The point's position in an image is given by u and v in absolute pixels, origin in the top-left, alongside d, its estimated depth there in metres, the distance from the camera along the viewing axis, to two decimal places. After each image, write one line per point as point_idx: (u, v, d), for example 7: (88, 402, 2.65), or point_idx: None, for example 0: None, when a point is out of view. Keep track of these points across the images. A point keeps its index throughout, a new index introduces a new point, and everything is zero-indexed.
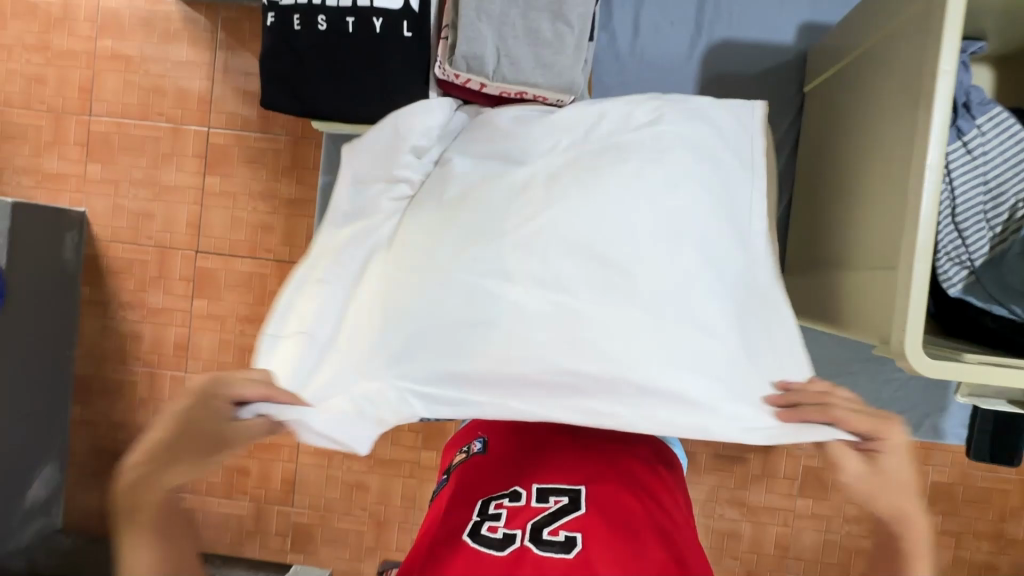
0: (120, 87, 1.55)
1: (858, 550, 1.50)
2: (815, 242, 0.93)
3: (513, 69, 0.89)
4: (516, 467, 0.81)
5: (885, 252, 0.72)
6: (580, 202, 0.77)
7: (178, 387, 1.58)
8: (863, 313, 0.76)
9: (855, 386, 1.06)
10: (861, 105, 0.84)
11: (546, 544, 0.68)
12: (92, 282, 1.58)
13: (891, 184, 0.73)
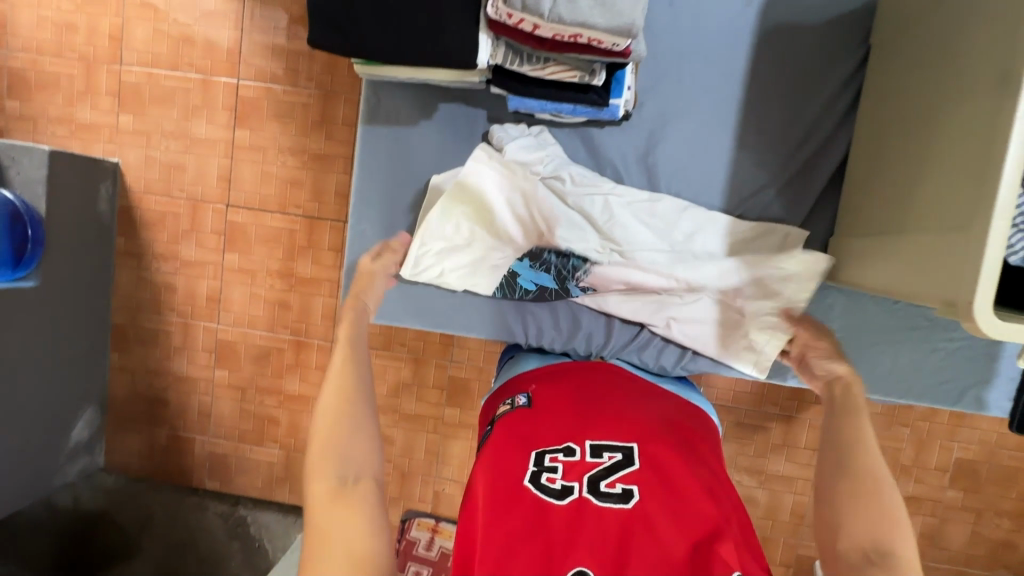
0: (149, 36, 1.54)
1: None
2: (872, 202, 0.89)
3: (572, 9, 0.75)
4: (567, 420, 0.80)
5: (957, 215, 0.69)
6: (630, 229, 1.00)
7: (211, 338, 1.62)
8: (921, 276, 0.74)
9: (894, 361, 1.01)
10: (940, 54, 0.79)
11: (604, 496, 0.69)
12: (127, 233, 1.61)
13: (972, 142, 0.70)
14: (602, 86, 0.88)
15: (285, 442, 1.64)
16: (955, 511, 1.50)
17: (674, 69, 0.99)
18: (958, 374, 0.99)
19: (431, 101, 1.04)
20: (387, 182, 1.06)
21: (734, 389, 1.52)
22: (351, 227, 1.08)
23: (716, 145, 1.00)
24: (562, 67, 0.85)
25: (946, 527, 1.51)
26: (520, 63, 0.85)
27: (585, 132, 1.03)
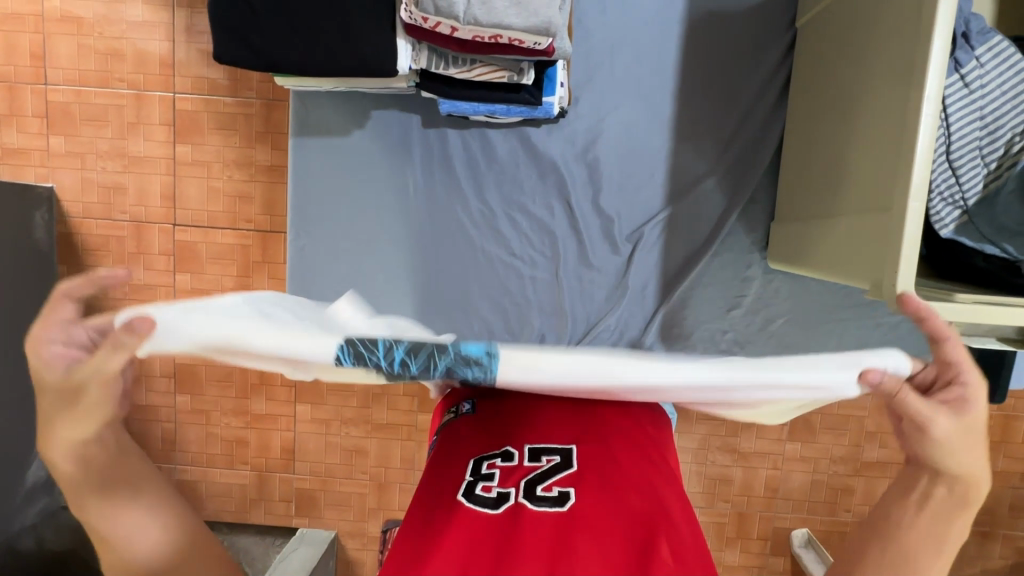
0: (75, 52, 1.46)
1: (845, 487, 1.57)
2: (801, 186, 0.92)
3: (488, 10, 0.73)
4: (505, 427, 0.82)
5: (877, 195, 0.72)
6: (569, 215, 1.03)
7: (169, 363, 1.56)
8: (847, 256, 0.77)
9: (845, 335, 1.03)
10: (855, 37, 0.80)
11: (539, 499, 0.70)
12: (70, 260, 1.54)
13: (885, 123, 0.71)
14: (533, 85, 0.86)
15: (256, 463, 1.60)
16: None
17: (607, 62, 0.99)
18: (902, 342, 1.03)
19: (364, 107, 1.02)
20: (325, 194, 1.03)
21: None
22: (291, 242, 1.04)
23: (654, 137, 1.00)
24: (489, 68, 0.83)
25: None
26: (445, 66, 0.83)
27: (521, 132, 1.02)
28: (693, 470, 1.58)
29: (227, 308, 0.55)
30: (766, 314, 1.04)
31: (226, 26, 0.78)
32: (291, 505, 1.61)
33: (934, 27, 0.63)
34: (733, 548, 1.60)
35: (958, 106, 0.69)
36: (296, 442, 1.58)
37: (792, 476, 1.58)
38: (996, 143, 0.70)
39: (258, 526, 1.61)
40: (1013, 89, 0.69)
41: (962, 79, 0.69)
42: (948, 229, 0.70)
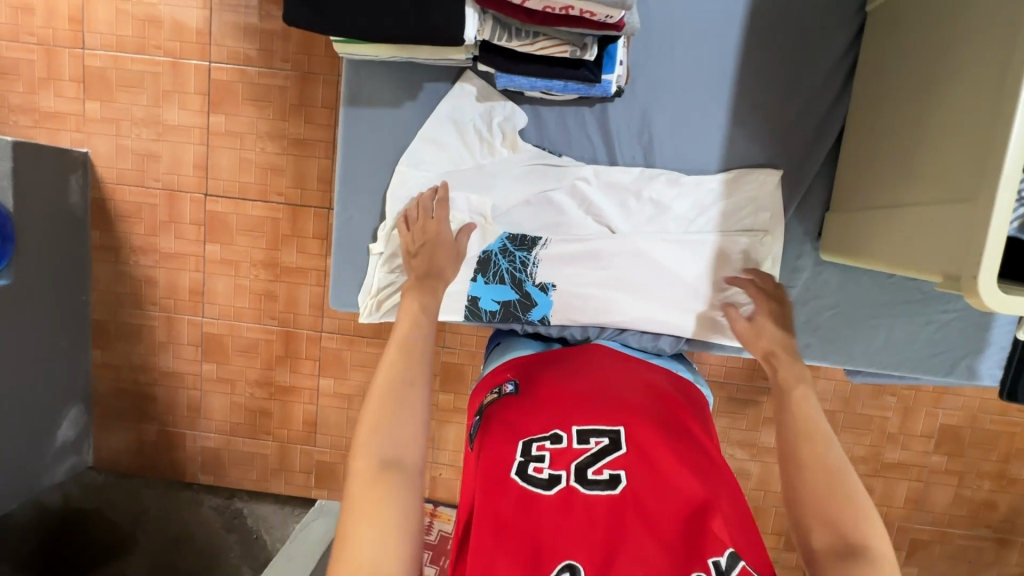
0: (113, 17, 1.46)
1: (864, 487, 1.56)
2: (868, 175, 0.89)
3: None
4: (554, 405, 0.81)
5: (958, 186, 0.70)
6: (643, 251, 1.01)
7: (196, 331, 1.58)
8: (919, 246, 0.75)
9: (890, 331, 1.01)
10: (942, 23, 0.78)
11: (592, 483, 0.70)
12: (101, 226, 1.55)
13: (975, 114, 0.70)
14: (593, 62, 0.85)
15: (278, 434, 1.62)
16: (939, 475, 1.54)
17: (669, 39, 0.95)
18: (950, 342, 1.01)
19: (414, 80, 0.99)
20: (372, 171, 1.02)
21: (726, 365, 1.53)
22: (337, 215, 1.04)
23: (712, 118, 0.97)
24: (551, 42, 0.82)
25: (930, 491, 1.55)
26: (508, 38, 0.82)
27: (577, 111, 0.99)
28: None
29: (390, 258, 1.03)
30: (813, 308, 1.02)
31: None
32: (310, 476, 1.64)
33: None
34: None
35: None
36: (318, 415, 1.60)
37: None
38: None
39: (278, 495, 1.65)
40: None
41: None
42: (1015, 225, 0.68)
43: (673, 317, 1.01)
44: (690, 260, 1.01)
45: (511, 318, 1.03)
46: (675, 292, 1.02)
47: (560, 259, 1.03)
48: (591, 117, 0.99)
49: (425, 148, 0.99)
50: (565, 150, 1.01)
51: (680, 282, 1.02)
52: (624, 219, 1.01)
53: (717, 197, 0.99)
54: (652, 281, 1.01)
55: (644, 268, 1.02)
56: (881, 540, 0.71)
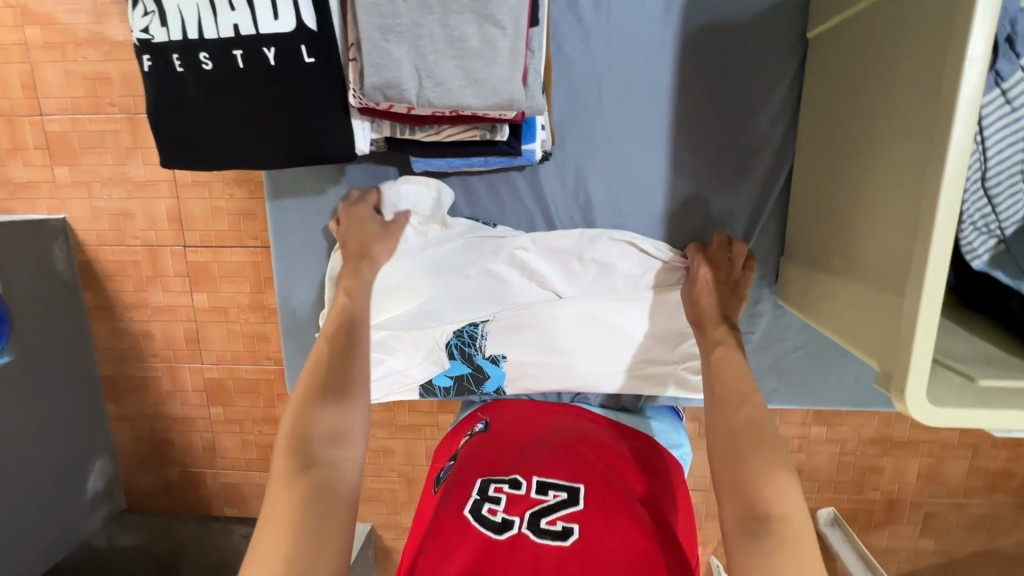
0: (63, 79, 1.44)
1: (873, 467, 1.54)
2: (822, 234, 0.91)
3: (435, 93, 0.81)
4: (516, 462, 0.83)
5: (896, 273, 0.72)
6: (588, 311, 1.03)
7: (198, 378, 1.63)
8: (864, 326, 0.78)
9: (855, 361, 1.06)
10: (879, 88, 0.78)
11: (542, 532, 0.70)
12: (92, 288, 1.58)
13: (903, 203, 0.71)
14: (509, 137, 0.91)
15: None
16: (951, 449, 1.51)
17: (596, 98, 0.99)
18: None
19: (338, 168, 1.06)
20: (310, 259, 1.09)
21: None
22: (281, 306, 1.12)
23: (648, 177, 1.01)
24: (455, 128, 0.89)
25: (944, 465, 1.52)
26: (412, 132, 0.91)
27: (507, 176, 1.04)
28: None
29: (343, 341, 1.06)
30: (779, 350, 1.07)
31: (192, 138, 0.90)
32: None
33: (957, 111, 0.61)
34: None
35: (996, 130, 0.71)
36: None
37: (819, 458, 1.56)
38: None
39: None
40: None
41: (1004, 94, 0.71)
42: (980, 260, 0.75)
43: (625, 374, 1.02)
44: (635, 316, 1.02)
45: (466, 392, 1.06)
46: (625, 349, 1.03)
47: (511, 327, 1.04)
48: (522, 181, 1.04)
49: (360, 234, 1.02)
50: (504, 220, 1.06)
51: (628, 338, 1.03)
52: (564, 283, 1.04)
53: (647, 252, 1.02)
54: (601, 341, 1.03)
55: (594, 328, 1.03)
56: (790, 503, 0.72)
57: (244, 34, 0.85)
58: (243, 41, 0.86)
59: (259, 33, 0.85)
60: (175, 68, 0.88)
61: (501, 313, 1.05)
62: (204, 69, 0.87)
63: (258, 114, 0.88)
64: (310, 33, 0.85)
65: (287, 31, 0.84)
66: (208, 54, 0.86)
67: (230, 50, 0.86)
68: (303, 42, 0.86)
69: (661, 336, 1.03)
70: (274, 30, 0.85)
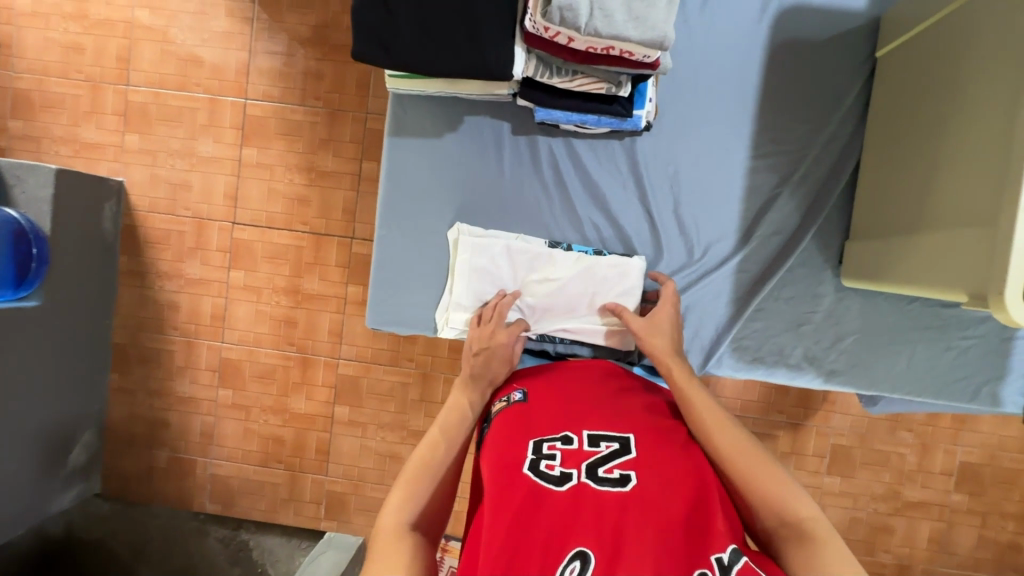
0: (158, 57, 1.56)
1: (884, 527, 1.53)
2: (888, 202, 0.92)
3: (608, 22, 0.75)
4: (563, 412, 0.81)
5: (986, 202, 0.73)
6: (688, 280, 1.04)
7: (214, 357, 1.60)
8: (944, 264, 0.79)
9: (912, 354, 1.02)
10: (950, 60, 0.83)
11: (602, 480, 0.70)
12: (130, 252, 1.59)
13: (988, 147, 0.75)
14: (625, 98, 0.90)
15: (289, 462, 1.61)
16: (961, 515, 1.52)
17: (692, 83, 1.02)
18: (972, 368, 1.01)
19: (458, 112, 1.02)
20: (413, 194, 1.03)
21: (742, 398, 1.53)
22: (379, 238, 1.04)
23: (733, 158, 1.02)
24: (590, 79, 0.86)
25: (953, 531, 1.52)
26: (550, 75, 0.85)
27: (607, 144, 1.02)
28: None
29: (468, 263, 1.01)
30: (835, 333, 1.02)
31: (360, 28, 0.81)
32: (320, 507, 1.61)
33: None
34: None
35: None
36: (330, 444, 1.59)
37: (829, 512, 1.55)
38: None
39: (286, 527, 1.62)
40: None
41: None
42: None
43: (706, 340, 1.04)
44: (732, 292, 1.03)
45: (576, 343, 1.03)
46: (712, 319, 1.03)
47: (602, 279, 1.00)
48: (620, 149, 1.02)
49: (470, 174, 1.03)
50: (598, 176, 1.03)
51: (717, 311, 1.03)
52: (668, 252, 1.03)
53: (737, 232, 1.03)
54: (696, 309, 1.03)
55: (691, 296, 1.03)
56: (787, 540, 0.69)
57: None
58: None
59: None
60: None
61: (596, 265, 1.00)
62: None
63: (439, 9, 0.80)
64: None
65: None
66: None
67: None
68: None
69: (757, 316, 1.03)
70: None
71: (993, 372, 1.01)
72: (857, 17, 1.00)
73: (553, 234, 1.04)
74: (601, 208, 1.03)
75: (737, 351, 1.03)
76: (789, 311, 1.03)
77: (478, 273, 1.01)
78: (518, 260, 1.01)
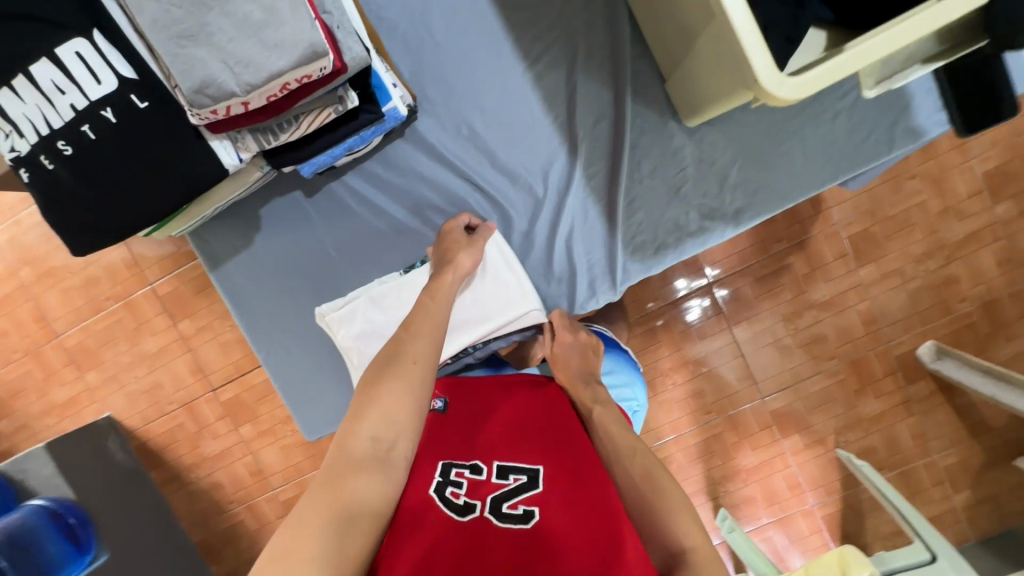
0: (64, 297, 1.61)
1: (946, 280, 1.41)
2: (664, 39, 0.93)
3: (253, 69, 0.73)
4: (477, 440, 0.81)
5: (701, 11, 0.77)
6: (547, 213, 1.05)
7: (276, 505, 1.66)
8: (717, 77, 0.83)
9: (798, 145, 1.00)
10: None
11: (504, 517, 0.68)
12: (155, 465, 1.67)
13: None
14: (365, 103, 0.88)
15: None
16: (1015, 222, 1.38)
17: (433, 46, 1.02)
18: (867, 123, 0.99)
19: (252, 215, 1.05)
20: (266, 302, 1.07)
21: (735, 251, 1.44)
22: (263, 355, 1.08)
23: (515, 87, 1.02)
24: (314, 113, 0.85)
25: (1017, 241, 1.38)
26: (274, 136, 0.86)
27: (392, 147, 1.04)
28: (782, 347, 1.47)
29: (347, 338, 1.00)
30: (719, 173, 1.02)
31: (65, 226, 0.82)
32: None
33: None
34: (866, 398, 1.48)
35: None
36: None
37: (885, 298, 1.44)
38: None
39: None
40: None
41: None
42: None
43: (598, 253, 1.06)
44: (591, 199, 1.04)
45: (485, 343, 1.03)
46: (589, 233, 1.05)
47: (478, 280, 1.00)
48: (409, 145, 1.04)
49: (301, 259, 1.06)
50: (416, 183, 1.05)
51: (589, 223, 1.05)
52: (510, 202, 1.05)
53: (560, 146, 1.03)
54: (573, 233, 1.05)
55: (559, 225, 1.05)
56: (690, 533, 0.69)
57: (79, 105, 0.80)
58: (80, 112, 0.80)
59: (91, 99, 0.80)
60: (45, 167, 0.81)
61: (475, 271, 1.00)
62: (66, 154, 0.81)
63: (116, 169, 0.82)
64: (135, 78, 0.81)
65: (111, 86, 0.80)
66: (64, 139, 0.81)
67: (78, 126, 0.80)
68: (133, 89, 0.81)
69: (633, 204, 1.03)
70: (103, 91, 0.80)
71: (890, 112, 0.99)
72: None
73: (408, 252, 1.06)
74: (433, 204, 1.05)
75: (630, 246, 1.04)
76: (660, 180, 1.02)
77: (360, 344, 1.00)
78: (384, 306, 1.00)
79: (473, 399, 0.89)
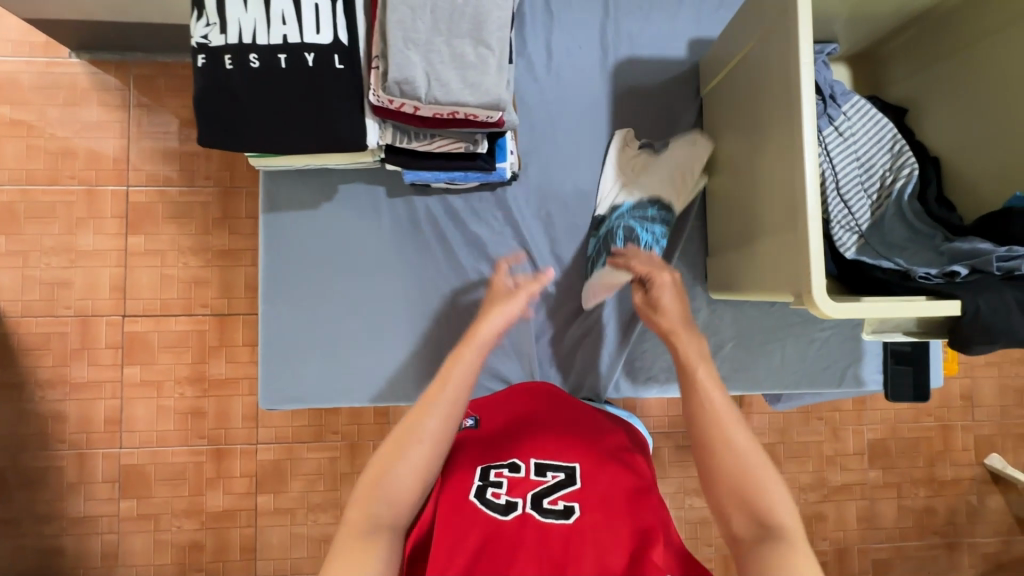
0: (24, 153, 1.47)
1: (817, 515, 1.61)
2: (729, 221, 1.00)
3: (445, 91, 0.81)
4: (513, 445, 0.84)
5: (783, 218, 0.80)
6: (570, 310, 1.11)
7: (112, 466, 1.45)
8: (774, 274, 0.84)
9: (784, 350, 1.11)
10: (747, 91, 0.90)
11: (545, 511, 0.71)
12: (3, 364, 1.44)
13: (777, 167, 0.80)
14: (487, 153, 0.95)
15: (212, 570, 1.46)
16: (880, 489, 1.63)
17: (550, 134, 1.11)
18: (836, 354, 1.11)
19: (331, 182, 1.06)
20: (295, 263, 1.05)
21: (669, 414, 1.59)
22: (264, 310, 1.05)
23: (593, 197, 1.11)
24: (448, 140, 0.91)
25: (877, 506, 1.63)
26: (408, 140, 0.90)
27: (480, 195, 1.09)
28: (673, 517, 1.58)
29: None
30: (714, 342, 1.11)
31: (207, 120, 0.83)
32: None
33: (802, 84, 0.72)
34: None
35: (839, 150, 0.88)
36: (257, 538, 1.46)
37: None
38: (873, 177, 0.89)
39: None
40: (877, 136, 0.89)
41: (836, 129, 0.88)
42: (851, 250, 0.85)
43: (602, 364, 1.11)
44: (618, 314, 1.11)
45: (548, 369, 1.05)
46: (600, 343, 1.11)
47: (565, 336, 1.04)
48: (492, 199, 1.09)
49: (355, 242, 1.06)
50: (477, 229, 1.09)
51: (601, 335, 1.11)
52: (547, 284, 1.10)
53: None
54: (592, 335, 1.11)
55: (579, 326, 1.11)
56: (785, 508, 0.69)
57: (290, 38, 0.82)
58: (287, 44, 0.83)
59: (304, 39, 0.83)
60: (224, 67, 0.82)
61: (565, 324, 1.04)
62: (250, 67, 0.82)
63: (284, 100, 0.83)
64: (346, 43, 0.84)
65: (326, 39, 0.83)
66: (256, 54, 0.82)
67: (276, 52, 0.82)
68: (339, 51, 0.83)
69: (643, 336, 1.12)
70: (317, 38, 0.83)
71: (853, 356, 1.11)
72: (685, 62, 1.13)
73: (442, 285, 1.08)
74: (482, 254, 1.09)
75: (630, 368, 1.12)
76: None
77: None
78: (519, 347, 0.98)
79: (499, 415, 0.92)
